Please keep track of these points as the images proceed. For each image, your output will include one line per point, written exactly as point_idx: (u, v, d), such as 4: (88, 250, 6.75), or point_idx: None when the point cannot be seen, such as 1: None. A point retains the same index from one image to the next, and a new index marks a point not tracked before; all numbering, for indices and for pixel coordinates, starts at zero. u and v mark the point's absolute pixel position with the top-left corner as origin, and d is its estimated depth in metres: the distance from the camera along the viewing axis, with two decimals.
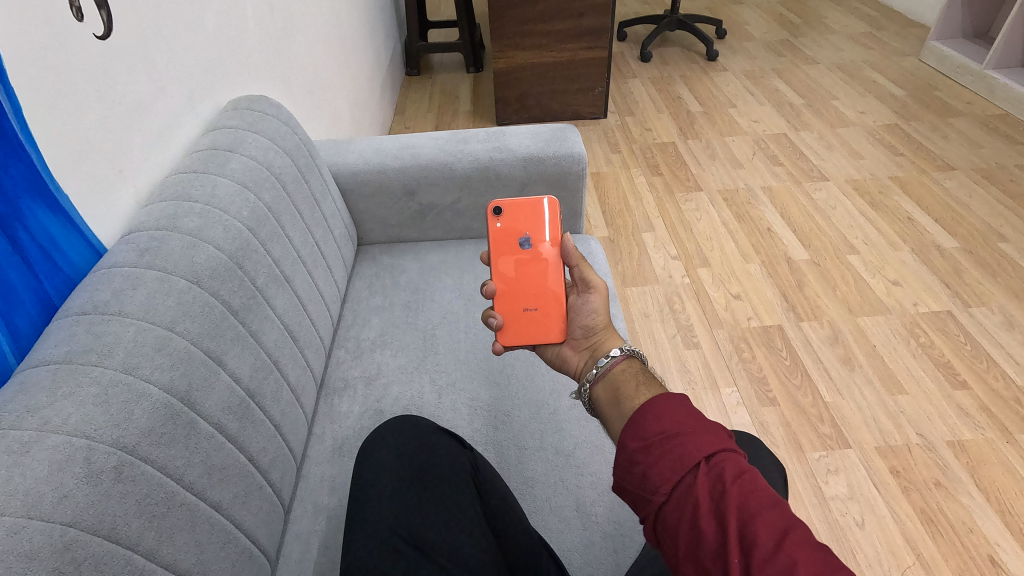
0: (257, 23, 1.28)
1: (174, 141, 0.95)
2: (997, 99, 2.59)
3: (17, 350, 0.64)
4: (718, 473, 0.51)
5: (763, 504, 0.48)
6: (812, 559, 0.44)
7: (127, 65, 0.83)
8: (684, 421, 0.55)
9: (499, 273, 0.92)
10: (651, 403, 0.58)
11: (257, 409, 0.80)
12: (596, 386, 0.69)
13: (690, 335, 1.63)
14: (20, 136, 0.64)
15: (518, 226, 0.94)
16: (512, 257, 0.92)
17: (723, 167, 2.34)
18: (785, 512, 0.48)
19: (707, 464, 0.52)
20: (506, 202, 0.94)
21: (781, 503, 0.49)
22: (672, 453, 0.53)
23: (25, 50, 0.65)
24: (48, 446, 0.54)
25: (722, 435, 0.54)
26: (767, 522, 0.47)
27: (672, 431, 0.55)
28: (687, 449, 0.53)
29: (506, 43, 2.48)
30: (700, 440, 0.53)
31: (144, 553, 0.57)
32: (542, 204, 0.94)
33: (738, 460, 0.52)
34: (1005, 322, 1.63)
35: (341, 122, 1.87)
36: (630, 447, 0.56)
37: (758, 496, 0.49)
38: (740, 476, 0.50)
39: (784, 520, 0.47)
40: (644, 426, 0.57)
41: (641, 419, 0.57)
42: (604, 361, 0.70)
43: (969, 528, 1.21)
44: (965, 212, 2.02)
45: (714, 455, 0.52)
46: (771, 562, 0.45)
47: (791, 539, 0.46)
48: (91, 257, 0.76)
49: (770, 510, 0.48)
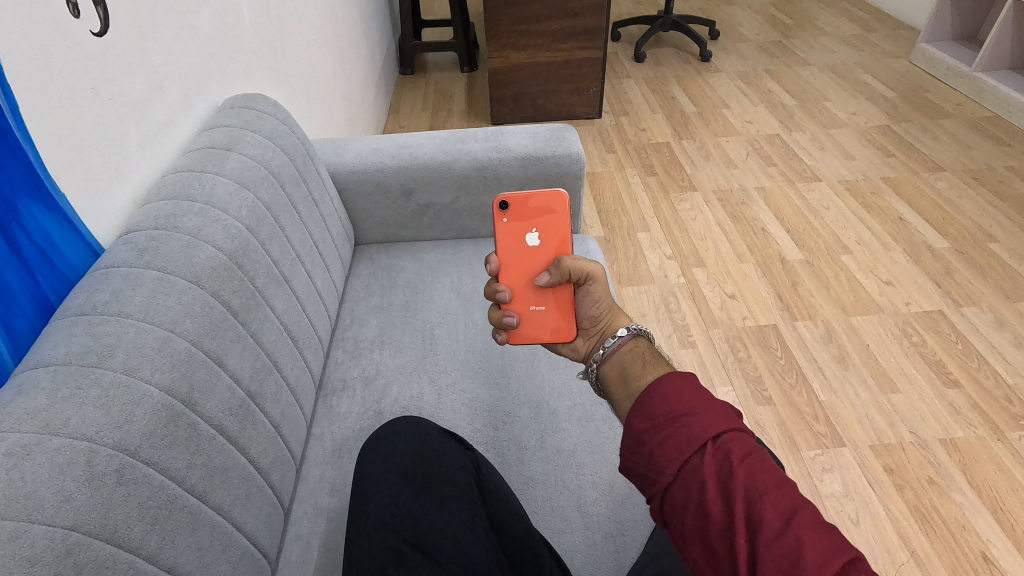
0: (253, 21, 1.27)
1: (171, 139, 0.94)
2: (986, 101, 2.62)
3: (15, 352, 0.64)
4: (726, 454, 0.51)
5: (770, 484, 0.48)
6: (818, 539, 0.45)
7: (124, 62, 0.82)
8: (692, 402, 0.55)
9: (508, 267, 0.89)
10: (659, 384, 0.58)
11: (257, 410, 0.79)
12: (604, 365, 0.71)
13: (686, 334, 1.64)
14: (18, 135, 0.63)
15: (528, 219, 0.90)
16: (520, 252, 0.89)
17: (717, 167, 2.35)
18: (793, 492, 0.48)
19: (714, 445, 0.52)
20: (512, 196, 0.91)
21: (787, 483, 0.49)
22: (679, 434, 0.53)
23: (22, 48, 0.65)
24: (50, 449, 0.53)
25: (730, 414, 0.54)
26: (774, 503, 0.47)
27: (679, 411, 0.55)
28: (694, 429, 0.53)
29: (500, 43, 2.48)
30: (707, 420, 0.53)
31: (145, 557, 0.57)
32: (556, 198, 0.91)
33: (745, 440, 0.52)
34: (995, 322, 1.65)
35: (336, 121, 1.86)
36: (636, 428, 0.57)
37: (765, 476, 0.49)
38: (747, 456, 0.50)
39: (790, 500, 0.47)
40: (651, 407, 0.57)
41: (647, 400, 0.58)
42: (612, 341, 0.72)
43: (962, 525, 1.22)
44: (955, 212, 2.05)
45: (721, 436, 0.52)
46: (777, 544, 0.45)
47: (798, 520, 0.46)
48: (89, 258, 0.75)
49: (776, 490, 0.48)
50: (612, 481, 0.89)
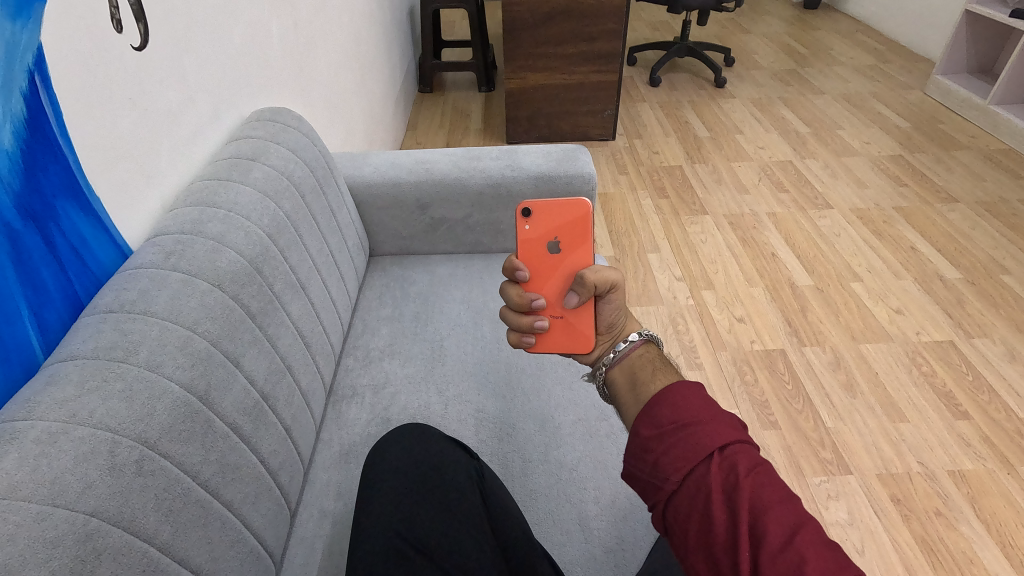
0: (281, 38, 1.32)
1: (199, 149, 0.98)
2: (1001, 133, 2.63)
3: (44, 345, 0.67)
4: (732, 465, 0.52)
5: (774, 499, 0.50)
6: (821, 556, 0.46)
7: (159, 74, 0.86)
8: (700, 411, 0.57)
9: (531, 277, 0.88)
10: (666, 392, 0.59)
11: (270, 412, 0.81)
12: (614, 369, 0.73)
13: (693, 356, 1.65)
14: (59, 139, 0.67)
15: (550, 228, 0.89)
16: (542, 259, 0.88)
17: (729, 192, 2.37)
18: (797, 508, 0.49)
19: (720, 456, 0.53)
20: (535, 203, 0.89)
21: (792, 498, 0.50)
22: (685, 442, 0.55)
23: (68, 59, 0.69)
24: (75, 438, 0.56)
25: (736, 427, 0.56)
26: (779, 517, 0.48)
27: (686, 420, 0.56)
28: (701, 438, 0.54)
29: (517, 65, 2.53)
30: (714, 430, 0.55)
31: (159, 547, 0.59)
32: (575, 205, 0.90)
33: (751, 453, 0.54)
34: (1007, 354, 1.64)
35: (355, 135, 1.91)
36: (643, 435, 0.58)
37: (770, 491, 0.50)
38: (753, 469, 0.52)
39: (794, 516, 0.48)
40: (658, 414, 0.58)
41: (655, 407, 0.59)
42: (623, 346, 0.74)
43: (969, 559, 1.21)
44: (968, 243, 2.05)
45: (727, 447, 0.54)
46: (781, 557, 0.46)
47: (801, 536, 0.47)
48: (118, 259, 0.78)
49: (781, 506, 0.49)
50: (615, 497, 0.90)
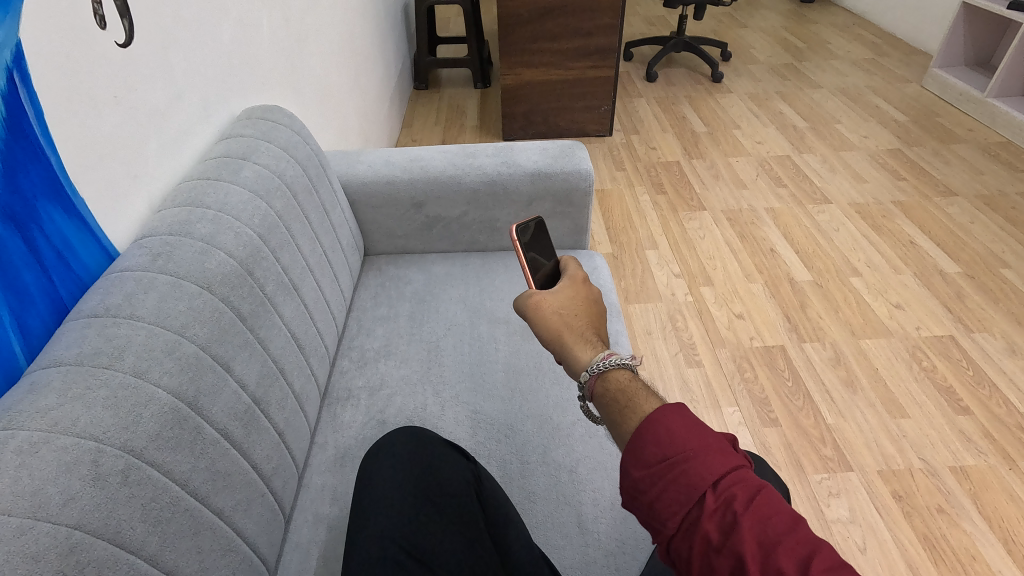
0: (272, 35, 1.30)
1: (188, 147, 0.96)
2: (999, 126, 2.61)
3: (27, 350, 0.65)
4: (729, 501, 0.50)
5: (781, 531, 0.47)
6: None
7: (145, 71, 0.84)
8: (687, 443, 0.54)
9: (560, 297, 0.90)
10: (648, 425, 0.56)
11: (261, 417, 0.80)
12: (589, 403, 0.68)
13: (693, 353, 1.63)
14: (41, 139, 0.65)
15: None
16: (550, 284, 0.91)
17: (726, 187, 2.35)
18: (805, 535, 0.47)
19: (714, 492, 0.51)
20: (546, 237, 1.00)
21: (799, 523, 0.48)
22: (677, 482, 0.53)
23: (48, 55, 0.67)
24: (57, 447, 0.54)
25: (727, 453, 0.54)
26: (789, 551, 0.46)
27: (674, 456, 0.54)
28: (692, 476, 0.52)
29: (513, 61, 2.51)
30: (706, 463, 0.53)
31: (147, 558, 0.57)
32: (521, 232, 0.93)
33: (749, 481, 0.52)
34: (1007, 348, 1.63)
35: (350, 134, 1.90)
36: (633, 476, 0.56)
37: (774, 522, 0.48)
38: (753, 501, 0.50)
39: (804, 545, 0.46)
40: (644, 452, 0.56)
41: (639, 444, 0.56)
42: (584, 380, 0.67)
43: (971, 556, 1.20)
44: (966, 237, 2.04)
45: (721, 480, 0.52)
46: None
47: (816, 566, 0.44)
48: (103, 261, 0.76)
49: (787, 537, 0.47)
50: (615, 499, 0.89)
